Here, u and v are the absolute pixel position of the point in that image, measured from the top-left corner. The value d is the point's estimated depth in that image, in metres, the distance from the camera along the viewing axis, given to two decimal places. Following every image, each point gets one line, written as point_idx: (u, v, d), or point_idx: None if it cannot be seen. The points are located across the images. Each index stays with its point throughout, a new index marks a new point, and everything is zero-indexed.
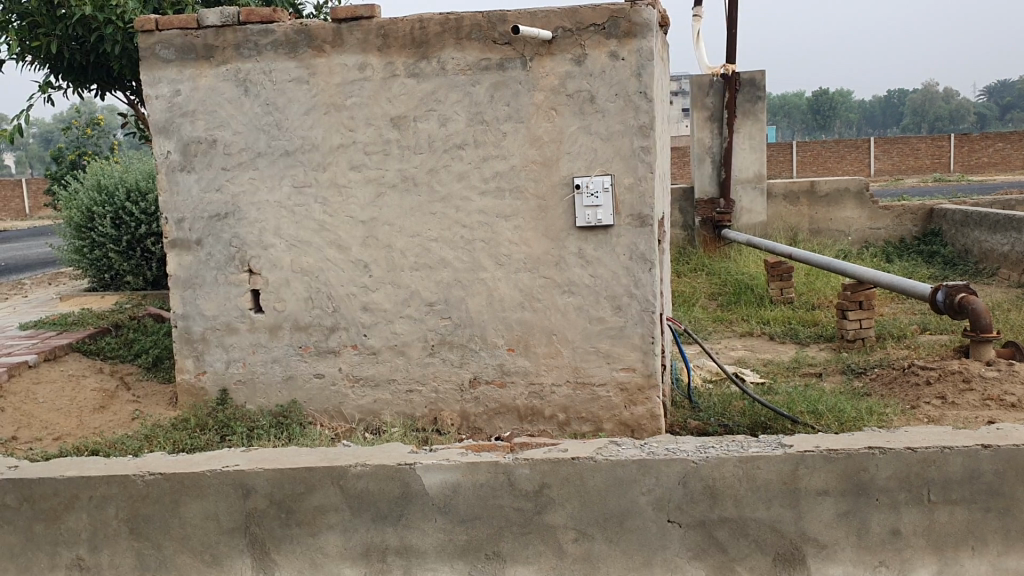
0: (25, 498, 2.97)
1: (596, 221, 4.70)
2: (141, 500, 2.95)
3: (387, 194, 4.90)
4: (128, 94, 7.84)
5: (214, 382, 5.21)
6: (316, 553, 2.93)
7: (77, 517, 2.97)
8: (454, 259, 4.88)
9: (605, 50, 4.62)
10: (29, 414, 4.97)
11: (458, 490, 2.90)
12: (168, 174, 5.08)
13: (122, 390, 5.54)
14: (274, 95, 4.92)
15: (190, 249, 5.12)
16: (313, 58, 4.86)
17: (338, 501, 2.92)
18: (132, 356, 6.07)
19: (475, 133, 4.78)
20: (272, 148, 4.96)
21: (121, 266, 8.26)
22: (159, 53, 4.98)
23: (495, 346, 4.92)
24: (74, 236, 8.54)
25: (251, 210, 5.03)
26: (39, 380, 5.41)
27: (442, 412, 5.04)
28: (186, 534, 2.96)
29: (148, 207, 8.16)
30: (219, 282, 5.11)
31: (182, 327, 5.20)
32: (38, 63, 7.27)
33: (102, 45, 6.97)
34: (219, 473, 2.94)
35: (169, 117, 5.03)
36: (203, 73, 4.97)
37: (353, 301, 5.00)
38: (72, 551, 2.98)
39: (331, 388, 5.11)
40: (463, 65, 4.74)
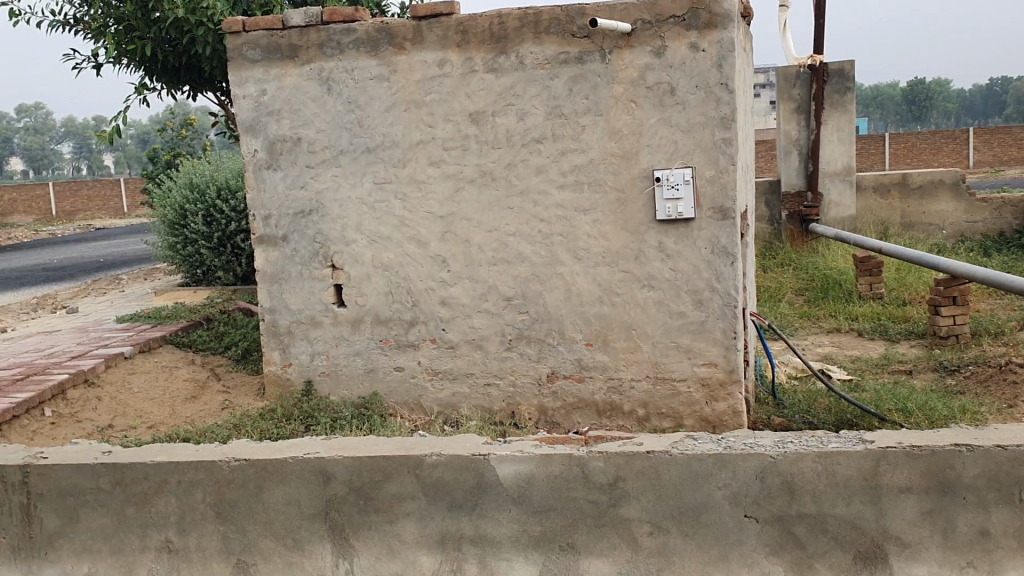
0: (117, 481, 3.00)
1: (677, 215, 4.65)
2: (227, 485, 2.97)
3: (466, 189, 4.94)
4: (219, 95, 8.09)
5: (299, 374, 5.34)
6: (393, 540, 2.92)
7: (167, 500, 2.99)
8: (532, 253, 4.89)
9: (685, 42, 4.56)
10: (124, 404, 5.18)
11: (532, 482, 2.88)
12: (255, 171, 5.22)
13: (213, 380, 5.73)
14: (356, 93, 5.01)
15: (276, 245, 5.26)
16: (394, 55, 4.93)
17: (415, 489, 2.92)
18: (222, 348, 6.26)
19: (554, 126, 4.78)
20: (355, 145, 5.05)
21: (212, 262, 8.51)
22: (246, 54, 5.12)
23: (573, 340, 4.92)
24: (168, 233, 8.86)
25: (334, 207, 5.13)
26: (134, 371, 5.63)
27: (520, 406, 5.06)
28: (269, 519, 2.97)
29: (238, 205, 8.44)
30: (304, 277, 5.24)
31: (269, 320, 5.33)
32: (134, 66, 7.56)
33: (193, 47, 7.20)
34: (301, 460, 2.95)
35: (255, 116, 5.17)
36: (288, 73, 5.09)
37: (432, 295, 5.06)
38: (163, 533, 3.00)
39: (411, 381, 5.19)
40: (542, 59, 4.74)
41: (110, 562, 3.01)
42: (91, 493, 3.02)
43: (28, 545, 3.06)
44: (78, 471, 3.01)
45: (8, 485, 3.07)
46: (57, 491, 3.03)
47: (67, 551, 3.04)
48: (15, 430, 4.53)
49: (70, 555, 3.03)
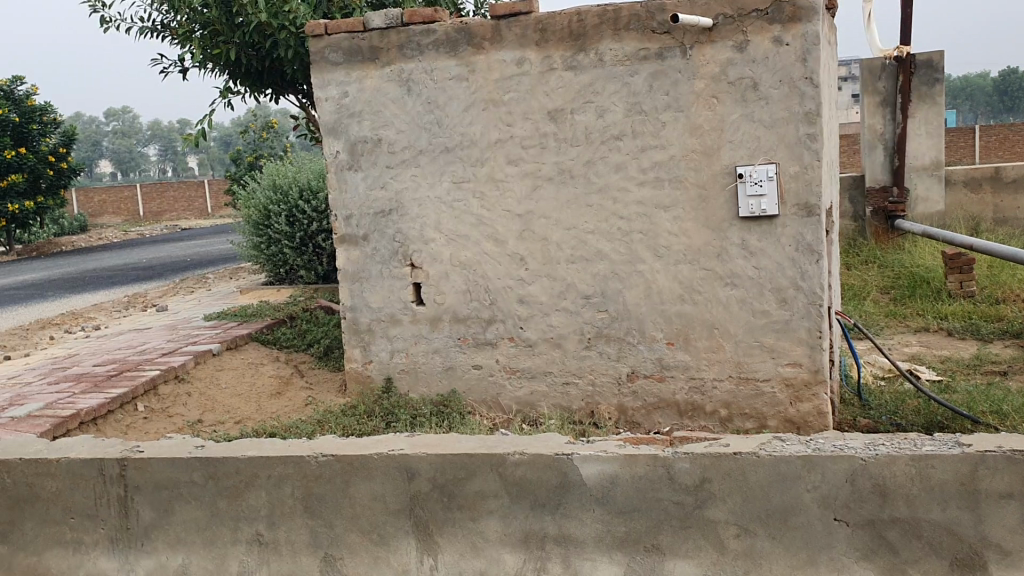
0: (210, 474, 2.97)
1: (760, 211, 4.57)
2: (315, 480, 2.92)
3: (544, 186, 4.94)
4: (300, 97, 8.25)
5: (379, 371, 5.42)
6: (477, 537, 2.82)
7: (258, 494, 2.95)
8: (611, 251, 4.86)
9: (769, 35, 4.48)
10: (213, 399, 5.33)
11: (616, 482, 2.73)
12: (337, 172, 5.31)
13: (297, 377, 5.85)
14: (435, 93, 5.05)
15: (357, 244, 5.34)
16: (473, 55, 4.96)
17: (497, 486, 2.81)
18: (306, 346, 6.40)
19: (634, 123, 4.75)
20: (434, 145, 5.10)
21: (295, 261, 8.69)
22: (328, 57, 5.22)
23: (653, 339, 4.88)
24: (253, 233, 9.06)
25: (414, 207, 5.19)
26: (222, 367, 5.79)
27: (599, 405, 5.04)
28: (355, 514, 2.90)
29: (319, 206, 8.54)
30: (384, 275, 5.31)
31: (350, 318, 5.43)
32: (219, 70, 7.77)
33: (276, 51, 7.35)
34: (386, 455, 2.88)
35: (337, 118, 5.26)
36: (369, 75, 5.16)
37: (511, 293, 5.07)
38: (253, 526, 2.96)
39: (489, 379, 5.21)
40: (621, 56, 4.71)
41: (204, 554, 2.97)
42: (185, 486, 2.98)
43: (124, 537, 3.02)
44: (173, 465, 2.98)
45: (105, 478, 3.02)
46: (152, 483, 3.00)
47: (162, 543, 3.00)
48: (110, 424, 4.69)
49: (165, 546, 3.00)
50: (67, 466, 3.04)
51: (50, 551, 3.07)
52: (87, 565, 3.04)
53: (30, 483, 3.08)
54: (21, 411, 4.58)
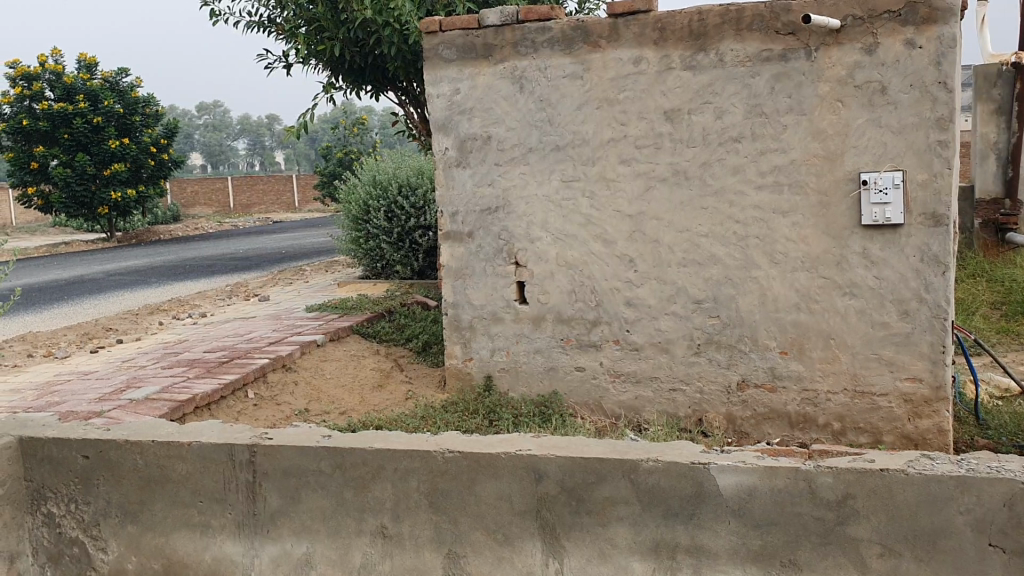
0: (337, 464, 2.97)
1: (884, 220, 4.41)
2: (441, 475, 2.90)
3: (657, 187, 4.85)
4: (399, 94, 8.30)
5: (480, 368, 5.41)
6: (605, 543, 2.76)
7: (383, 487, 2.94)
8: (725, 255, 4.76)
9: (901, 38, 4.31)
10: (319, 389, 5.39)
11: (754, 495, 2.64)
12: (445, 169, 5.33)
13: (397, 370, 5.89)
14: (548, 91, 5.01)
15: (463, 241, 5.33)
16: (588, 53, 4.90)
17: (628, 493, 2.74)
18: (405, 340, 6.39)
19: (753, 125, 4.63)
20: (545, 143, 5.06)
21: (392, 257, 8.80)
22: (442, 53, 5.23)
23: (766, 348, 4.75)
24: (351, 227, 9.20)
25: (521, 204, 5.16)
26: (327, 358, 5.87)
27: (708, 413, 4.93)
28: (480, 513, 2.87)
29: (417, 202, 8.66)
30: (488, 273, 5.29)
31: (452, 315, 5.43)
32: (322, 65, 7.88)
33: (379, 47, 7.40)
34: (514, 455, 2.84)
35: (448, 115, 5.27)
36: (482, 72, 5.16)
37: (618, 295, 5.00)
38: (377, 518, 2.95)
39: (593, 382, 5.15)
40: (743, 56, 4.60)
41: (328, 543, 2.98)
42: (312, 475, 2.99)
43: (251, 522, 3.04)
44: (302, 453, 2.99)
45: (234, 463, 3.05)
46: (281, 471, 3.02)
47: (287, 530, 3.02)
48: (223, 409, 4.78)
49: (290, 534, 3.01)
50: (198, 450, 3.08)
51: (177, 533, 3.11)
52: (214, 548, 3.07)
53: (162, 465, 3.12)
54: (140, 394, 4.69)
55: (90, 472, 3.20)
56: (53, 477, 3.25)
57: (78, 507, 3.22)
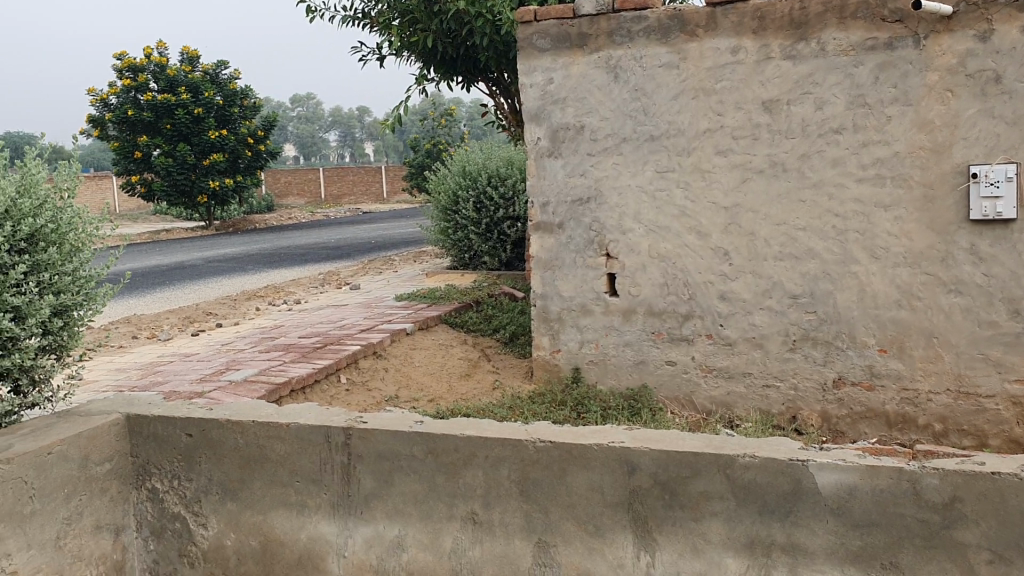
0: (429, 449, 2.99)
1: (995, 214, 4.23)
2: (532, 464, 2.88)
3: (754, 179, 4.75)
4: (491, 85, 8.33)
5: (568, 360, 5.39)
6: (698, 538, 2.71)
7: (475, 473, 2.95)
8: (823, 250, 4.63)
9: (1017, 24, 4.13)
10: (408, 376, 5.46)
11: (855, 494, 2.54)
12: (537, 159, 5.32)
13: (484, 360, 5.92)
14: (643, 81, 4.96)
15: (553, 232, 5.32)
16: (685, 43, 4.83)
17: (723, 488, 2.68)
18: (492, 331, 6.43)
19: (855, 116, 4.49)
20: (639, 133, 5.01)
21: (480, 247, 8.85)
22: (535, 43, 5.23)
23: (865, 345, 4.61)
24: (440, 217, 9.30)
25: (613, 195, 5.12)
26: (415, 346, 5.94)
27: (802, 410, 4.81)
28: (571, 503, 2.84)
29: (506, 192, 8.71)
30: (578, 264, 5.28)
31: (541, 306, 5.43)
32: (415, 57, 7.97)
33: (472, 38, 7.43)
34: (606, 446, 2.81)
35: (541, 104, 5.26)
36: (576, 61, 5.13)
37: (711, 289, 4.92)
38: (468, 505, 2.96)
39: (684, 376, 5.08)
40: (846, 45, 4.46)
41: (420, 527, 3.01)
42: (405, 459, 3.02)
43: (345, 503, 3.09)
44: (396, 437, 3.02)
45: (330, 445, 3.10)
46: (374, 454, 3.05)
47: (380, 512, 3.06)
48: (317, 392, 4.88)
49: (383, 516, 3.05)
50: (296, 431, 3.13)
51: (274, 511, 3.19)
52: (309, 528, 3.13)
53: (261, 445, 3.19)
54: (238, 375, 4.84)
55: (193, 450, 3.30)
56: (158, 454, 3.36)
57: (181, 483, 3.32)
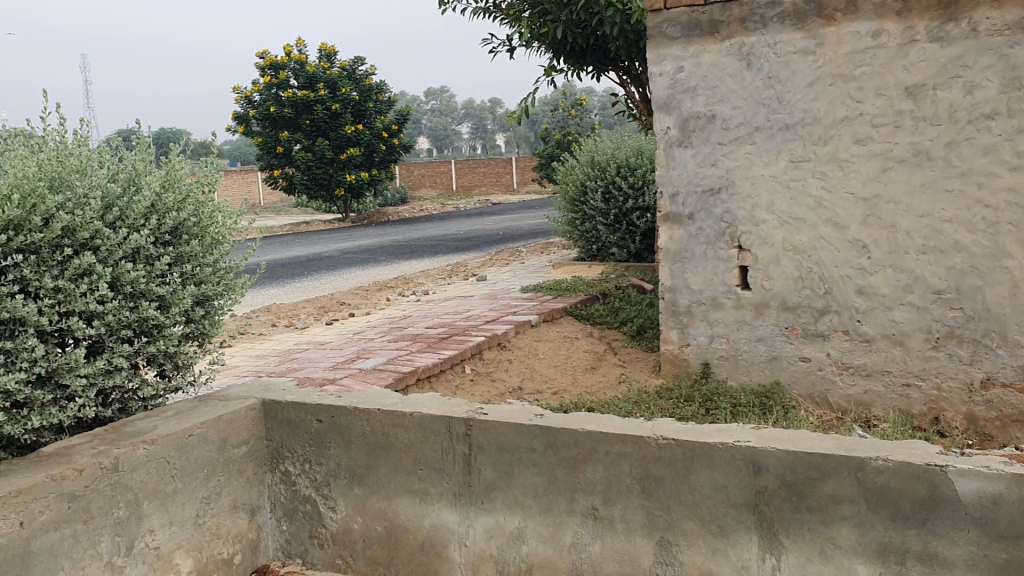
0: (550, 443, 2.99)
1: None
2: (654, 462, 2.83)
3: (895, 168, 4.51)
4: (621, 74, 8.25)
5: (697, 355, 5.30)
6: (827, 543, 2.59)
7: (595, 469, 2.92)
8: (972, 242, 4.36)
9: None
10: (533, 367, 5.48)
11: (1000, 504, 2.36)
12: (666, 149, 5.24)
13: (610, 353, 5.88)
14: (778, 68, 4.79)
15: (682, 223, 5.23)
16: (823, 27, 4.63)
17: (854, 492, 2.56)
18: (619, 324, 6.38)
19: (1011, 101, 4.21)
20: (772, 122, 4.85)
21: (608, 238, 8.80)
22: (666, 31, 5.14)
23: (1016, 344, 4.33)
24: (568, 208, 9.30)
25: (746, 185, 4.97)
26: (540, 338, 5.96)
27: (946, 411, 4.55)
28: (694, 502, 2.78)
29: (635, 182, 8.60)
30: (708, 257, 5.17)
31: (669, 299, 5.35)
32: (545, 48, 7.97)
33: (602, 28, 7.37)
34: (730, 445, 2.72)
35: (671, 93, 5.18)
36: (708, 49, 5.02)
37: (848, 283, 4.72)
38: (589, 500, 2.94)
39: (818, 373, 4.90)
40: (1001, 25, 4.18)
41: (540, 520, 3.01)
42: (526, 452, 3.03)
43: (466, 493, 3.13)
44: (517, 430, 3.03)
45: (452, 435, 3.13)
46: (496, 445, 3.07)
47: (501, 503, 3.08)
48: (442, 382, 4.96)
49: (504, 507, 3.07)
50: (419, 420, 3.18)
51: (399, 498, 3.25)
52: (432, 515, 3.19)
53: (386, 433, 3.25)
54: (368, 364, 4.96)
55: (322, 435, 3.39)
56: (290, 438, 3.47)
57: (312, 467, 3.43)
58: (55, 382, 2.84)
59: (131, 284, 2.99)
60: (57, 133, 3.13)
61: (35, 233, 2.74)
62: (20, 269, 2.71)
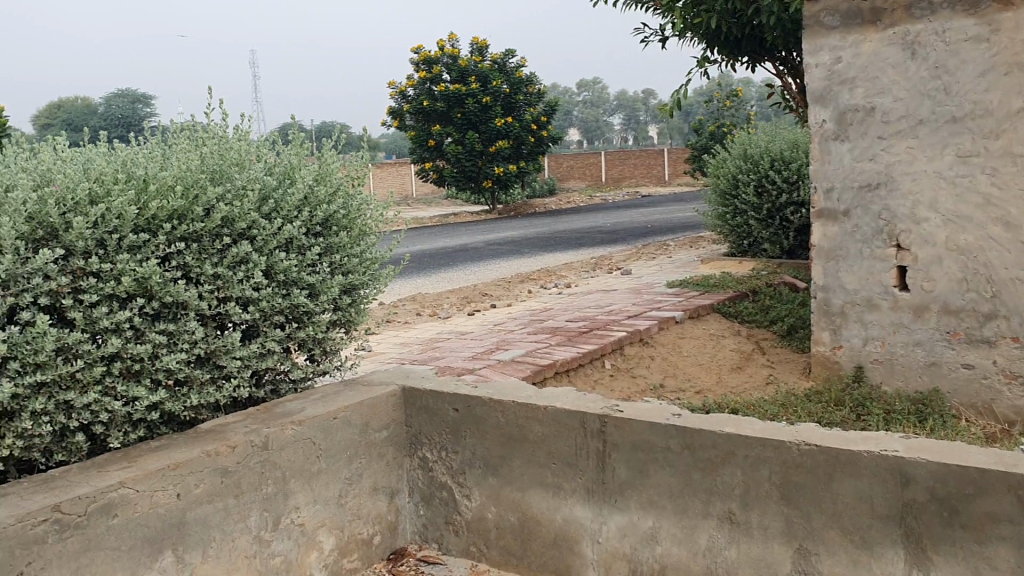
0: (686, 443, 2.93)
1: None
2: (795, 467, 2.73)
3: None
4: (778, 65, 7.97)
5: (850, 358, 5.09)
6: (982, 564, 2.43)
7: (733, 472, 2.84)
8: None
9: None
10: (676, 365, 5.41)
11: None
12: (821, 142, 5.06)
13: (758, 353, 5.72)
14: (945, 57, 4.49)
15: (837, 220, 5.03)
16: (998, 12, 4.30)
17: (1015, 510, 2.38)
18: (768, 322, 6.20)
19: None
20: (938, 114, 4.56)
21: (760, 234, 8.57)
22: (824, 21, 4.94)
23: None
24: (719, 202, 9.12)
25: (907, 181, 4.71)
26: (685, 335, 5.86)
27: None
28: (836, 512, 2.66)
29: (789, 176, 8.31)
30: (864, 256, 4.94)
31: (821, 298, 5.16)
32: (698, 38, 7.81)
33: (758, 17, 7.14)
34: (878, 454, 2.59)
35: (828, 85, 4.98)
36: (868, 38, 4.78)
37: (1019, 286, 4.38)
38: (725, 503, 2.86)
39: (983, 382, 4.60)
40: None
41: (674, 521, 2.97)
42: (661, 451, 2.98)
43: (600, 489, 3.12)
44: (652, 428, 2.99)
45: (586, 431, 3.13)
46: (631, 443, 3.04)
47: (635, 502, 3.05)
48: (582, 376, 4.96)
49: (638, 506, 3.04)
50: (554, 414, 3.19)
51: (533, 490, 3.27)
52: (566, 509, 3.19)
53: (521, 426, 3.28)
54: (509, 355, 5.02)
55: (459, 424, 3.46)
56: (428, 426, 3.55)
57: (449, 455, 3.50)
58: (213, 363, 3.02)
59: (283, 272, 3.13)
60: (220, 128, 3.32)
61: (197, 222, 2.92)
62: (183, 256, 2.89)
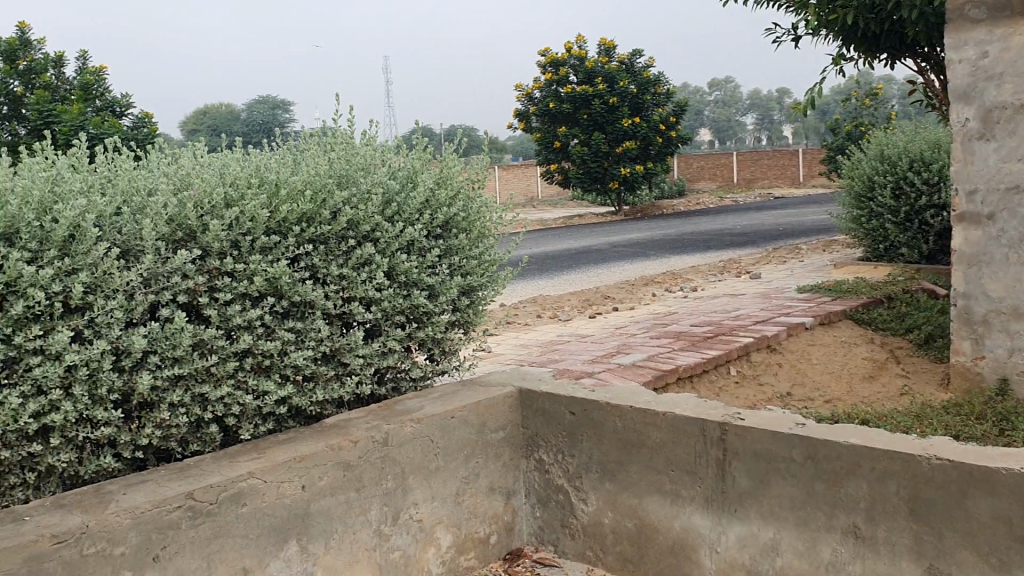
0: (809, 453, 2.84)
1: None
2: (925, 483, 2.60)
3: None
4: (920, 61, 7.62)
5: (993, 370, 4.80)
6: None
7: (859, 485, 2.74)
8: None
9: None
10: (804, 373, 5.24)
11: None
12: (964, 142, 4.80)
13: (893, 362, 5.49)
14: None
15: (980, 224, 4.76)
16: None
17: None
18: (904, 330, 5.93)
19: None
20: None
21: (898, 238, 8.23)
22: (969, 14, 4.68)
23: None
24: (854, 204, 8.80)
25: None
26: (814, 342, 5.67)
27: None
28: (971, 531, 2.52)
29: (930, 178, 7.91)
30: (1010, 261, 4.65)
31: (962, 306, 4.89)
32: (833, 35, 7.55)
33: (898, 12, 6.84)
34: (1017, 472, 2.44)
35: (973, 82, 4.71)
36: (1018, 31, 4.50)
37: None
38: (850, 517, 2.76)
39: None
40: None
41: (795, 534, 2.88)
42: (783, 461, 2.90)
43: (719, 498, 3.06)
44: (774, 438, 2.92)
45: (706, 438, 3.07)
46: (751, 452, 2.97)
47: (756, 512, 2.97)
48: (705, 382, 4.87)
49: (759, 517, 2.97)
50: (672, 420, 3.15)
51: (650, 496, 3.24)
52: (684, 517, 3.14)
53: (639, 431, 3.25)
54: (629, 359, 4.99)
55: (576, 428, 3.46)
56: (545, 428, 3.57)
57: (565, 457, 3.50)
58: (337, 360, 3.12)
59: (405, 274, 3.21)
60: (348, 133, 3.43)
61: (324, 225, 3.03)
62: (311, 257, 3.00)
